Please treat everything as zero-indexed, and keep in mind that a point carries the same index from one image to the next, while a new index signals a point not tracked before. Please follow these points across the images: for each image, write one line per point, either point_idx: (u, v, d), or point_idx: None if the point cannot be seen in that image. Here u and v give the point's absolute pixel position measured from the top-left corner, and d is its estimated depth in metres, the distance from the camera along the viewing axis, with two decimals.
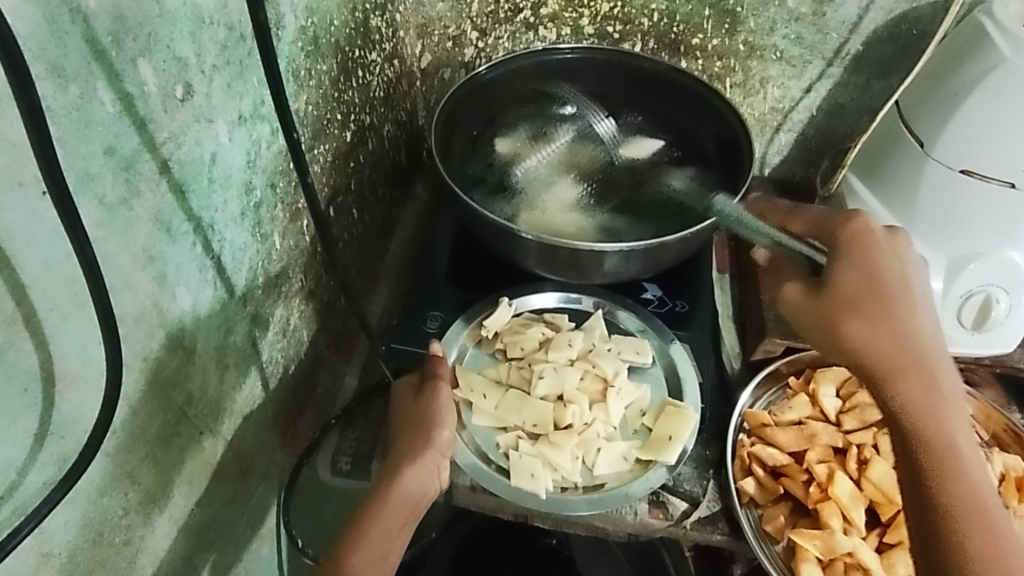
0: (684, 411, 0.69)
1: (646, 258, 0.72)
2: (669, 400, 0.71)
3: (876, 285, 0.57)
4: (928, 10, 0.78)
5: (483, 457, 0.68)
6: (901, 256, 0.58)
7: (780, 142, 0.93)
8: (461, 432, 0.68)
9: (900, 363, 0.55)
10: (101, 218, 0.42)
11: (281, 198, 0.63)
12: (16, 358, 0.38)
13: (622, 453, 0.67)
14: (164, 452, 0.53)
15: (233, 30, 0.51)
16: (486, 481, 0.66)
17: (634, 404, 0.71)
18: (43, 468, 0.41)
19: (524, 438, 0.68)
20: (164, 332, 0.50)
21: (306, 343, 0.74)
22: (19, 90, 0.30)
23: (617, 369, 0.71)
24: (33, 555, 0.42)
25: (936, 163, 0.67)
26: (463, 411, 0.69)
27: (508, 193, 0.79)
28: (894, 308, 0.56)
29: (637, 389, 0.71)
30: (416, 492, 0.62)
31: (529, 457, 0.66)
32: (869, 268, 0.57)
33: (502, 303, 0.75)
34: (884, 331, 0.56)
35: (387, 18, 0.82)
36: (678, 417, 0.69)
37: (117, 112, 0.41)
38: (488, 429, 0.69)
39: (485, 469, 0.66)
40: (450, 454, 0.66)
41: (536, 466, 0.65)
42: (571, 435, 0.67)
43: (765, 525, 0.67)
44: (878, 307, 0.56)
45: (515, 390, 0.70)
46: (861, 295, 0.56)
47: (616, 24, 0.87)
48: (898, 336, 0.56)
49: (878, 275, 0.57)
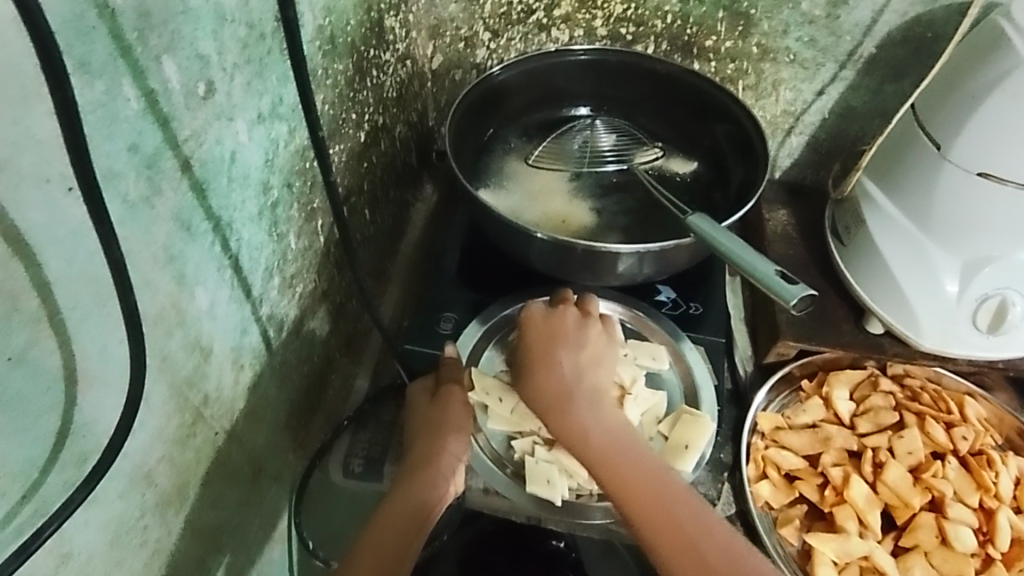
0: (700, 418, 0.68)
1: (661, 261, 0.72)
2: (686, 408, 0.70)
3: (539, 360, 0.65)
4: (943, 13, 0.78)
5: (497, 462, 0.68)
6: (563, 326, 0.67)
7: (791, 144, 0.93)
8: (476, 436, 0.68)
9: (549, 401, 0.63)
10: (125, 214, 0.41)
11: (297, 197, 0.63)
12: (41, 356, 0.38)
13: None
14: (180, 453, 0.53)
15: (254, 28, 0.51)
16: (500, 485, 0.66)
17: (650, 410, 0.70)
18: (64, 467, 0.41)
19: (540, 444, 0.67)
20: (182, 331, 0.49)
21: (319, 343, 0.74)
22: (53, 84, 0.30)
23: (635, 376, 0.70)
24: (53, 556, 0.41)
25: (952, 165, 0.67)
26: (479, 415, 0.69)
27: (523, 200, 0.81)
28: (551, 355, 0.65)
29: (653, 395, 0.71)
30: (435, 496, 0.62)
31: (545, 463, 0.66)
32: (545, 322, 0.68)
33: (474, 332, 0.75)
34: (553, 392, 0.63)
35: (401, 18, 0.82)
36: (695, 425, 0.68)
37: (140, 109, 0.41)
38: (504, 433, 0.69)
39: (501, 474, 0.66)
40: (467, 459, 0.66)
41: (552, 472, 0.65)
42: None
43: (780, 529, 0.69)
44: (544, 364, 0.65)
45: None
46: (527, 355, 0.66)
47: (629, 26, 0.87)
48: (545, 382, 0.64)
49: (541, 341, 0.66)
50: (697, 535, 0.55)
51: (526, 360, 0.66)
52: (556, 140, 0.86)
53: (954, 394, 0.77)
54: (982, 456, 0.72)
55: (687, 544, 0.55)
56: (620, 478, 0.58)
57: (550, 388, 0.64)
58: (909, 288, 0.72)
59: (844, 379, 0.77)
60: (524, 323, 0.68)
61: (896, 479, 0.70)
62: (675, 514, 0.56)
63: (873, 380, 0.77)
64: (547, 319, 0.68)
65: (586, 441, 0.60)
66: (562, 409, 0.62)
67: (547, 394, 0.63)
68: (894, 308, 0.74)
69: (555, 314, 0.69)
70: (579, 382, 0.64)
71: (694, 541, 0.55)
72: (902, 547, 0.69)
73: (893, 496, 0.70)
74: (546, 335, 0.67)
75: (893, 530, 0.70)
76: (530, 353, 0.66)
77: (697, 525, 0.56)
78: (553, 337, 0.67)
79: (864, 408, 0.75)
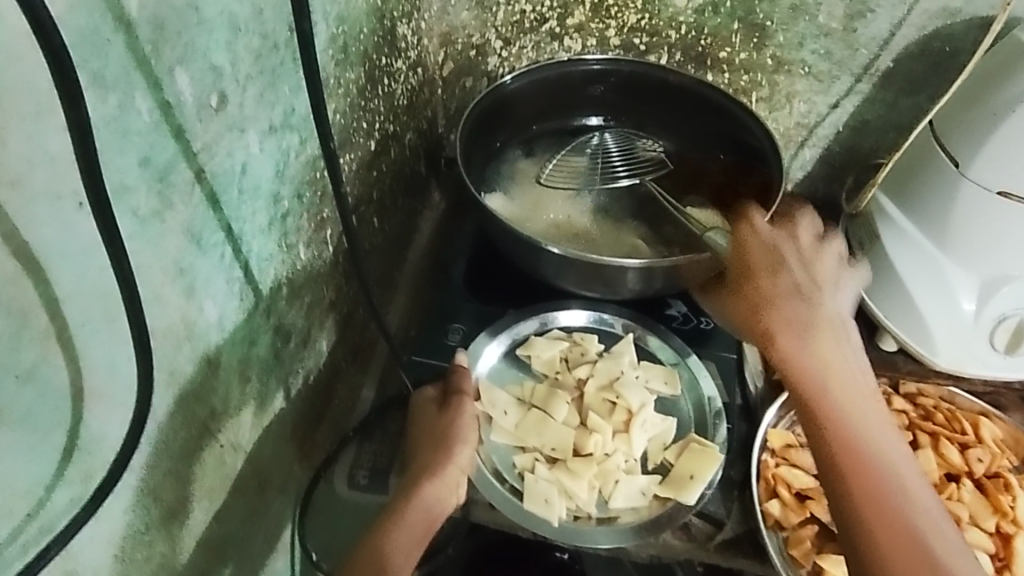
0: (709, 449, 0.67)
1: (673, 275, 0.71)
2: (695, 438, 0.69)
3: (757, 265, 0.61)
4: (962, 27, 0.77)
5: (498, 477, 0.66)
6: (781, 245, 0.63)
7: (804, 157, 0.92)
8: (480, 449, 0.67)
9: (804, 319, 0.57)
10: (136, 229, 0.41)
11: (307, 208, 0.62)
12: (48, 373, 0.37)
13: (640, 487, 0.66)
14: (187, 466, 0.52)
15: (268, 39, 0.51)
16: (496, 500, 0.64)
17: (657, 437, 0.69)
18: (71, 484, 0.40)
19: (541, 461, 0.67)
20: (191, 344, 0.49)
21: (325, 354, 0.73)
22: (68, 104, 0.30)
23: (643, 401, 0.69)
24: (58, 574, 0.41)
25: (971, 183, 0.66)
26: (484, 427, 0.69)
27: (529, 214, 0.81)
28: (790, 279, 0.59)
29: (662, 422, 0.70)
30: (436, 510, 0.60)
31: (545, 482, 0.65)
32: (766, 254, 0.62)
33: (496, 344, 0.75)
34: (792, 315, 0.57)
35: (413, 26, 0.81)
36: (703, 456, 0.67)
37: (154, 122, 0.40)
38: (506, 448, 0.68)
39: (499, 490, 0.65)
40: (469, 473, 0.65)
41: (552, 492, 0.64)
42: (589, 464, 0.66)
43: (791, 549, 0.66)
44: (759, 283, 0.60)
45: (537, 410, 0.69)
46: (752, 278, 0.61)
47: (642, 36, 0.86)
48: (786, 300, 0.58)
49: (758, 254, 0.62)
50: (898, 483, 0.52)
51: (752, 286, 0.60)
52: (557, 159, 0.86)
53: (969, 414, 0.75)
54: (999, 480, 0.71)
55: (899, 526, 0.50)
56: (857, 438, 0.53)
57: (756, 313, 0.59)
58: (925, 305, 0.71)
59: None
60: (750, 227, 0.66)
61: None
62: (895, 500, 0.51)
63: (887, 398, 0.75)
64: (774, 237, 0.64)
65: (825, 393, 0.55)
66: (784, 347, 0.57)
67: (784, 320, 0.57)
68: (910, 327, 0.73)
69: (788, 230, 0.65)
70: (816, 313, 0.58)
71: (907, 516, 0.51)
72: None
73: None
74: (761, 254, 0.62)
75: None
76: (756, 281, 0.60)
77: (922, 529, 0.51)
78: (790, 267, 0.60)
79: None
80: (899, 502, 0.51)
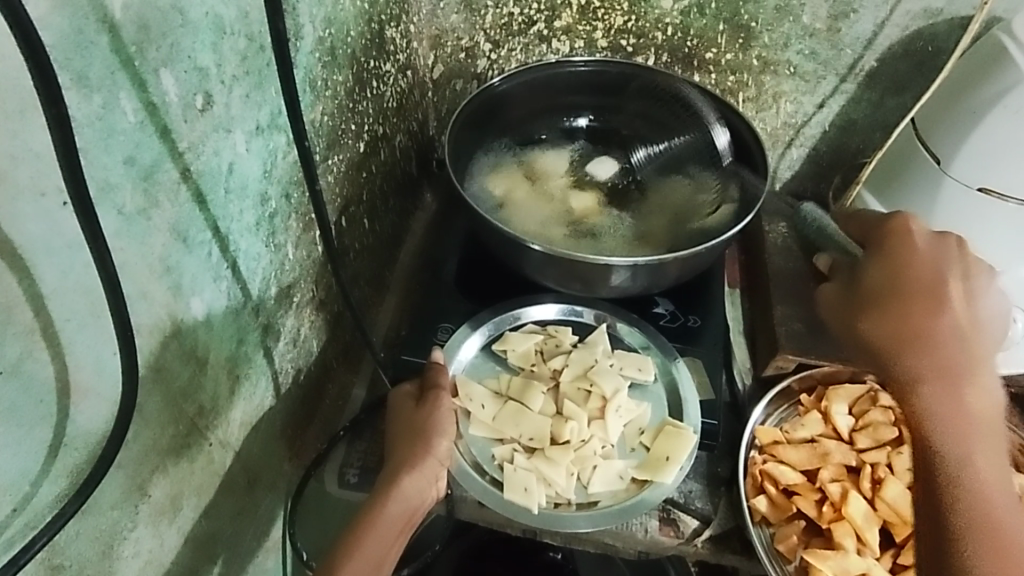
0: (683, 431, 0.67)
1: (655, 273, 0.72)
2: (669, 420, 0.70)
3: (898, 284, 0.58)
4: (944, 27, 0.78)
5: (477, 469, 0.67)
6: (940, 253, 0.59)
7: (791, 157, 0.93)
8: (458, 443, 0.67)
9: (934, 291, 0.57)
10: (121, 226, 0.41)
11: (295, 209, 0.63)
12: (32, 370, 0.38)
13: (617, 471, 0.66)
14: (176, 463, 0.53)
15: (254, 40, 0.51)
16: (477, 492, 0.64)
17: (633, 422, 0.70)
18: (56, 480, 0.41)
19: (519, 451, 0.67)
20: (177, 341, 0.49)
21: (316, 353, 0.74)
22: (48, 102, 0.30)
23: (617, 387, 0.69)
24: (44, 568, 0.42)
25: (954, 180, 0.68)
26: (461, 421, 0.69)
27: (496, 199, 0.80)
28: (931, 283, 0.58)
29: (637, 406, 0.70)
30: (413, 507, 0.61)
31: (524, 471, 0.65)
32: (897, 268, 0.59)
33: (475, 333, 0.76)
34: (950, 358, 0.56)
35: (402, 29, 0.82)
36: (677, 438, 0.67)
37: (138, 121, 0.41)
38: (485, 440, 0.68)
39: (480, 482, 0.65)
40: (449, 464, 0.65)
41: (531, 481, 0.64)
42: (567, 451, 0.66)
43: (777, 544, 0.66)
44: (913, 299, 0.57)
45: (514, 402, 0.69)
46: (897, 288, 0.58)
47: (629, 37, 0.87)
48: (953, 345, 0.56)
49: (910, 269, 0.59)
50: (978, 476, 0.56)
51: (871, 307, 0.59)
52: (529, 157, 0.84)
53: None
54: None
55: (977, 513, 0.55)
56: (937, 418, 0.56)
57: (899, 331, 0.57)
58: None
59: (843, 393, 0.74)
60: (890, 229, 0.63)
61: (895, 496, 0.68)
62: (976, 484, 0.56)
63: (873, 395, 0.74)
64: (925, 245, 0.60)
65: (965, 421, 0.56)
66: (922, 388, 0.56)
67: (892, 338, 0.57)
68: None
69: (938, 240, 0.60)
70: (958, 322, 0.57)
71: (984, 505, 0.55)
72: (901, 565, 0.67)
73: (892, 513, 0.67)
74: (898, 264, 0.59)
75: (892, 547, 0.68)
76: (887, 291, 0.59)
77: (1000, 513, 0.55)
78: (929, 277, 0.58)
79: (863, 423, 0.73)
80: (966, 476, 0.56)
